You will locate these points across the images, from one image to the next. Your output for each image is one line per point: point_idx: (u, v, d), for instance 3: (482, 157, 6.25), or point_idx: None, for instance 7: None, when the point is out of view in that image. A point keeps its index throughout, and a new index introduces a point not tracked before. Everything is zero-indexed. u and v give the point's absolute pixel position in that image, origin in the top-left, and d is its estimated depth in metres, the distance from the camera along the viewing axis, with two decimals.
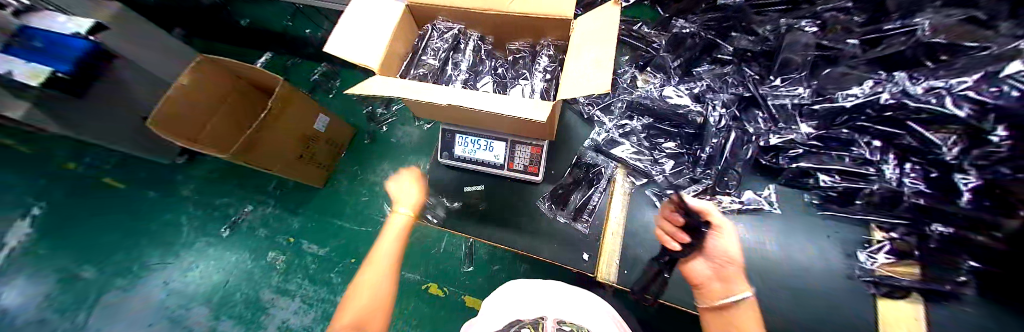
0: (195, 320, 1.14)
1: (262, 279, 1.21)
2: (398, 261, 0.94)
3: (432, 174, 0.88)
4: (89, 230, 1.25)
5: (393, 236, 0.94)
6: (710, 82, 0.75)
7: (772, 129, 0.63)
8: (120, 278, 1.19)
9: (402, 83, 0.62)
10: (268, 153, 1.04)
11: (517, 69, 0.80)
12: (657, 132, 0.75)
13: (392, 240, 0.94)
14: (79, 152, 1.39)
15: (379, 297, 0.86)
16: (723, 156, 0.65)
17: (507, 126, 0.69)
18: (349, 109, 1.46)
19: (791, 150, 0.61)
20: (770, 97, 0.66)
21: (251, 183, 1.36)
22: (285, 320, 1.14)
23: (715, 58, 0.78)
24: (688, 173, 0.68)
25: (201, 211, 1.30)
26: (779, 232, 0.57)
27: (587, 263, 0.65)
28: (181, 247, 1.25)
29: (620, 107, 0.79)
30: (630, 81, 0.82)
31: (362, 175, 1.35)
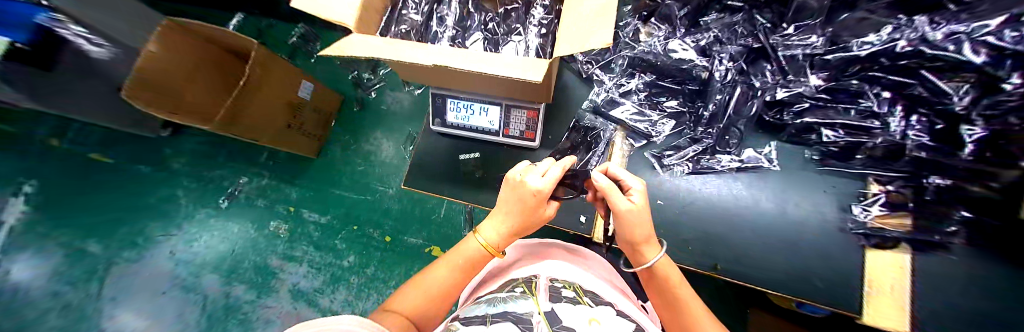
0: (208, 286, 1.18)
1: (268, 246, 1.23)
2: (475, 266, 0.56)
3: (425, 143, 0.86)
4: None
5: (492, 228, 0.54)
6: (718, 33, 0.68)
7: (779, 83, 0.60)
8: (127, 251, 1.23)
9: (381, 43, 0.57)
10: (254, 125, 1.00)
11: (509, 24, 0.75)
12: (658, 90, 0.72)
13: (460, 259, 0.54)
14: None
15: (434, 295, 0.52)
16: (727, 113, 0.62)
17: (498, 89, 0.66)
18: (334, 75, 1.38)
19: (797, 105, 0.59)
20: (782, 48, 0.60)
21: (241, 155, 1.30)
22: (295, 284, 1.19)
23: (724, 5, 0.69)
24: (689, 133, 0.67)
25: (194, 183, 1.27)
26: (777, 189, 0.59)
27: (584, 225, 0.68)
28: (181, 219, 1.24)
29: (621, 64, 0.74)
30: (632, 35, 0.75)
31: (355, 144, 1.32)
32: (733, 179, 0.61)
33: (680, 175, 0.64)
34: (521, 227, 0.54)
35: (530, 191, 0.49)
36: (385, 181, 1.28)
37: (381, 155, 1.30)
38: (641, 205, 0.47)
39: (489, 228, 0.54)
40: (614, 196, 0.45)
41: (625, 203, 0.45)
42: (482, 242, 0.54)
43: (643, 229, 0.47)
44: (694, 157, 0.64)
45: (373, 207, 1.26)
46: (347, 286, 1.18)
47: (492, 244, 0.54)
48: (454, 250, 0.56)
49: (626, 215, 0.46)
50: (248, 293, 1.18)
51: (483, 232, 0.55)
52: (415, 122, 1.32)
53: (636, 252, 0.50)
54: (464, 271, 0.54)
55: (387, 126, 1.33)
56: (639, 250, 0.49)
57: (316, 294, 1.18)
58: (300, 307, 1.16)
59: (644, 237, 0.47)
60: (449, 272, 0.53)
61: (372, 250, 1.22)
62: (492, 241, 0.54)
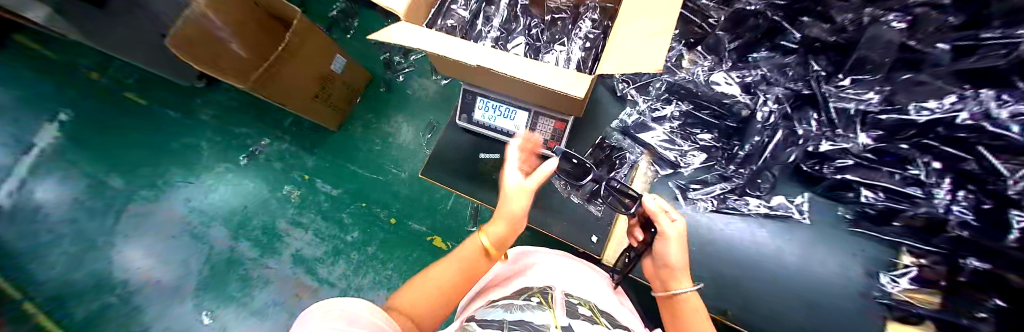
0: (217, 237, 1.21)
1: (280, 209, 1.25)
2: (478, 268, 0.57)
3: (448, 136, 0.86)
4: (113, 140, 1.28)
5: (495, 229, 0.57)
6: (767, 73, 0.68)
7: (825, 134, 0.59)
8: (146, 190, 1.25)
9: (424, 33, 0.57)
10: (285, 89, 1.02)
11: (553, 32, 0.75)
12: (693, 121, 0.71)
13: (461, 260, 0.56)
14: (99, 63, 1.38)
15: (440, 292, 0.52)
16: (763, 155, 0.62)
17: (534, 97, 0.66)
18: (367, 54, 1.40)
19: (839, 160, 0.58)
20: (833, 98, 0.60)
21: (268, 118, 1.33)
22: (298, 250, 1.21)
23: (775, 44, 0.70)
24: (719, 170, 0.67)
25: (220, 137, 1.31)
26: (806, 242, 0.57)
27: (595, 245, 0.68)
28: (201, 168, 1.27)
29: (659, 88, 0.74)
30: (675, 61, 0.76)
31: (376, 124, 1.33)
32: (757, 224, 0.60)
33: (703, 211, 0.63)
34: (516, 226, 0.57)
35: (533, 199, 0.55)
36: (399, 164, 1.29)
37: (399, 138, 1.32)
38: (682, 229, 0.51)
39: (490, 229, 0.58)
40: (663, 216, 0.50)
41: (671, 224, 0.50)
42: (486, 242, 0.56)
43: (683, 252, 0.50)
44: (721, 195, 0.64)
45: (384, 187, 1.27)
46: (347, 260, 1.21)
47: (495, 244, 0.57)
48: (455, 253, 0.58)
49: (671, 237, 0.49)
50: (252, 250, 1.20)
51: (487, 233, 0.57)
52: (438, 112, 1.33)
53: (669, 277, 0.52)
54: (467, 271, 0.55)
55: (409, 111, 1.34)
56: (673, 275, 0.51)
57: (316, 263, 1.20)
58: (299, 272, 1.19)
59: (682, 263, 0.50)
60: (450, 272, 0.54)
61: (376, 229, 1.24)
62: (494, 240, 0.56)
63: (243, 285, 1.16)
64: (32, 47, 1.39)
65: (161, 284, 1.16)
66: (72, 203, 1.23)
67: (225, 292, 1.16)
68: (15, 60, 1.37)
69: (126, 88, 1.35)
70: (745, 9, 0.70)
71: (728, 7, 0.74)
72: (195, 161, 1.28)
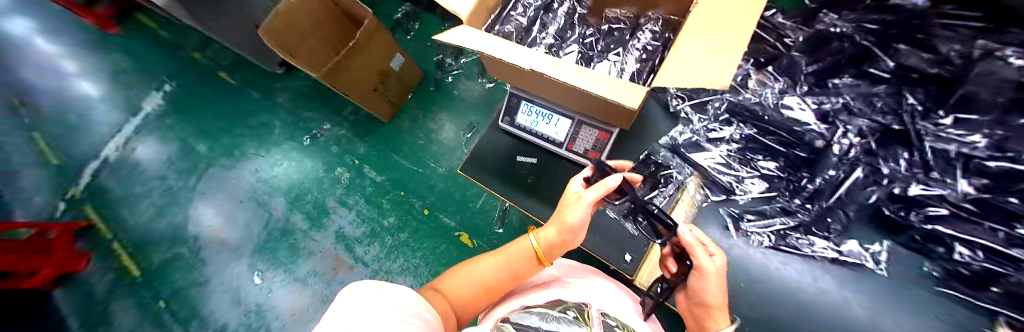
0: (276, 207, 1.34)
1: (329, 188, 1.36)
2: (522, 270, 0.58)
3: (490, 136, 0.89)
4: (205, 112, 1.50)
5: (546, 234, 0.57)
6: (849, 101, 0.63)
7: (917, 176, 0.54)
8: (223, 158, 1.42)
9: (485, 38, 0.60)
10: (350, 80, 1.12)
11: (608, 42, 0.74)
12: (755, 146, 0.67)
13: (508, 257, 0.58)
14: (202, 45, 1.60)
15: (485, 285, 0.55)
16: (837, 193, 0.57)
17: (583, 105, 0.65)
18: (422, 54, 1.49)
19: (931, 208, 0.52)
20: (929, 138, 0.55)
21: (330, 105, 1.47)
22: (341, 228, 1.30)
23: (863, 71, 0.64)
24: (780, 202, 0.61)
25: (289, 119, 1.45)
26: (879, 296, 0.51)
27: (628, 264, 0.66)
28: (271, 144, 1.42)
29: (718, 107, 0.72)
30: (741, 80, 0.74)
31: (422, 119, 1.41)
32: (822, 268, 0.55)
33: (756, 246, 0.59)
34: (568, 235, 0.56)
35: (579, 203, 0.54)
36: (438, 160, 1.35)
37: (441, 135, 1.37)
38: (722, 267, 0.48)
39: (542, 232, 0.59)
40: (700, 253, 0.47)
41: (709, 262, 0.47)
42: (534, 242, 0.58)
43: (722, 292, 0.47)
44: (780, 231, 0.59)
45: (422, 179, 1.33)
46: (381, 244, 1.27)
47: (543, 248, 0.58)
48: (503, 249, 0.60)
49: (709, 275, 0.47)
50: (304, 223, 1.32)
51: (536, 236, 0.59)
52: (480, 113, 1.38)
53: (706, 314, 0.49)
54: (512, 269, 0.57)
55: (454, 111, 1.40)
56: (710, 314, 0.49)
57: (354, 242, 1.28)
58: (339, 248, 1.28)
59: (720, 302, 0.47)
60: (495, 268, 0.56)
61: (410, 219, 1.29)
62: (543, 244, 0.57)
63: (292, 253, 1.28)
64: (152, 28, 1.65)
65: (225, 242, 1.31)
66: (165, 162, 1.43)
67: (276, 258, 1.28)
68: (139, 38, 1.64)
69: (220, 68, 1.56)
70: (829, 31, 0.69)
71: (810, 28, 0.73)
72: (266, 137, 1.44)
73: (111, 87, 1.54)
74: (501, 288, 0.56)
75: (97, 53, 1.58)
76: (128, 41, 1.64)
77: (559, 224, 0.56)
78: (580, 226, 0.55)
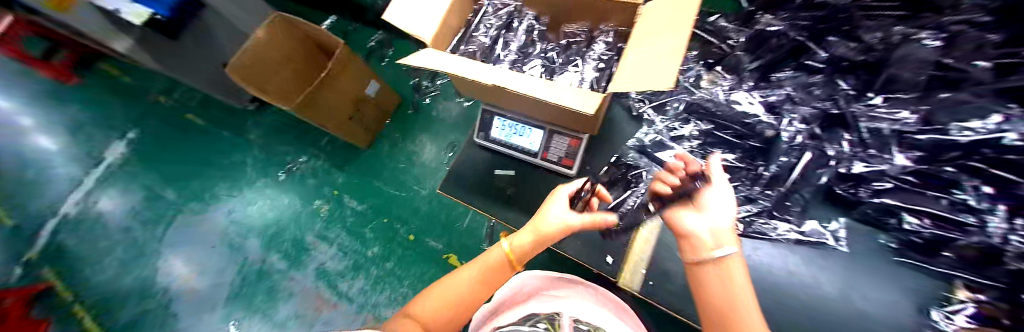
0: (252, 250, 1.28)
1: (309, 222, 1.32)
2: (498, 276, 0.60)
3: (465, 154, 0.90)
4: (174, 156, 1.45)
5: (518, 242, 0.59)
6: (792, 92, 0.67)
7: (858, 155, 0.58)
8: (195, 202, 1.37)
9: (447, 58, 0.62)
10: (325, 113, 1.12)
11: (568, 55, 0.78)
12: (714, 141, 0.71)
13: (481, 268, 0.59)
14: (169, 88, 1.57)
15: (459, 304, 0.56)
16: (792, 177, 0.60)
17: (549, 115, 0.68)
18: (397, 80, 1.51)
19: (877, 183, 0.55)
20: (864, 119, 0.59)
21: (307, 137, 1.45)
22: (323, 263, 1.26)
23: (800, 64, 0.70)
24: (744, 190, 0.64)
25: (264, 155, 1.42)
26: (843, 271, 0.54)
27: (610, 267, 0.66)
28: (245, 182, 1.38)
29: (676, 108, 0.77)
30: (693, 81, 0.79)
31: (402, 143, 1.41)
32: (790, 251, 0.57)
33: None
34: (541, 242, 0.58)
35: (562, 224, 0.57)
36: (420, 182, 1.34)
37: (422, 157, 1.38)
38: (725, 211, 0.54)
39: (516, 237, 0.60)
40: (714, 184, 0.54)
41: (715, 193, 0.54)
42: (505, 249, 0.59)
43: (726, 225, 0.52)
44: (746, 218, 0.61)
45: (405, 204, 1.31)
46: (366, 276, 1.23)
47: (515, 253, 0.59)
48: (477, 260, 0.61)
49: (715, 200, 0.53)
50: (281, 263, 1.27)
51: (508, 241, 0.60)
52: (459, 132, 1.39)
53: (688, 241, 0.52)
54: (486, 279, 0.58)
55: (433, 132, 1.40)
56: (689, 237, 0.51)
57: (338, 277, 1.24)
58: (321, 286, 1.23)
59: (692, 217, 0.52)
60: (470, 281, 0.57)
61: (395, 246, 1.26)
62: (515, 249, 0.59)
63: (271, 297, 1.22)
64: (117, 74, 1.61)
65: (198, 291, 1.24)
66: (130, 212, 1.36)
67: (253, 302, 1.22)
68: (101, 85, 1.59)
69: (189, 110, 1.52)
70: (766, 30, 0.74)
71: (749, 28, 0.79)
72: (240, 176, 1.39)
73: (72, 139, 1.48)
74: (477, 300, 0.58)
75: (59, 105, 1.54)
76: (90, 89, 1.59)
77: (532, 233, 0.58)
78: (554, 230, 0.57)
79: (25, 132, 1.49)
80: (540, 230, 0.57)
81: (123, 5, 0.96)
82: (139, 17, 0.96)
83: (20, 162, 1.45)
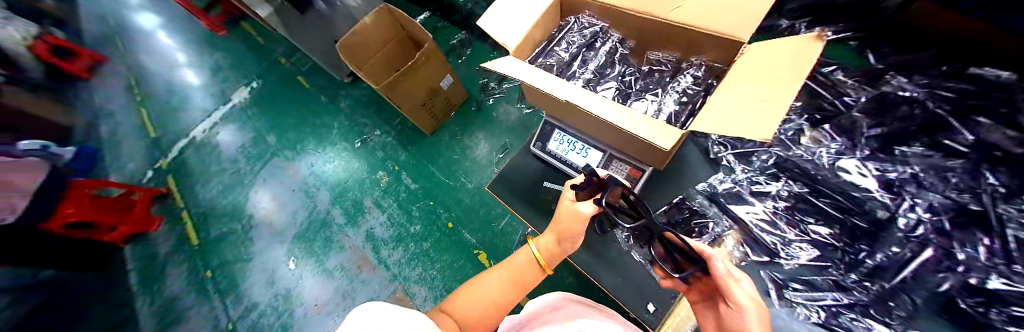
0: (319, 201, 1.46)
1: (368, 188, 1.46)
2: (525, 278, 0.68)
3: (520, 160, 0.92)
4: (277, 108, 1.71)
5: (544, 243, 0.68)
6: (918, 172, 0.56)
7: (993, 267, 0.46)
8: (285, 150, 1.60)
9: (529, 69, 0.65)
10: (404, 95, 1.24)
11: (647, 82, 0.77)
12: (807, 207, 0.64)
13: (511, 271, 0.67)
14: (286, 52, 1.87)
15: (494, 300, 0.64)
16: (901, 274, 0.53)
17: (617, 141, 0.67)
18: (469, 77, 1.60)
19: (1018, 308, 0.43)
20: (1017, 224, 0.46)
21: (382, 114, 1.61)
22: (371, 228, 1.38)
23: (935, 140, 0.56)
24: (831, 273, 0.59)
25: (345, 123, 1.61)
26: None
27: (650, 314, 0.64)
28: (327, 143, 1.57)
29: (765, 161, 0.72)
30: (793, 136, 0.74)
31: (461, 136, 1.49)
32: None
33: (801, 319, 0.60)
34: (564, 241, 0.66)
35: (575, 212, 0.62)
36: (468, 175, 1.41)
37: (475, 152, 1.44)
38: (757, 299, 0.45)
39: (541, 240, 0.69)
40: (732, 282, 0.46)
41: (742, 295, 0.45)
42: (535, 251, 0.68)
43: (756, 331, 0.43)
44: (831, 308, 0.58)
45: (451, 192, 1.39)
46: (404, 249, 1.32)
47: (542, 255, 0.68)
48: (508, 262, 0.70)
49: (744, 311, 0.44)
50: (340, 218, 1.42)
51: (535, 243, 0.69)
52: (515, 136, 1.43)
53: None
54: (515, 280, 0.67)
55: (491, 131, 1.47)
56: None
57: (381, 243, 1.35)
58: (366, 247, 1.35)
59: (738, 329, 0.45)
60: (501, 282, 0.65)
61: (434, 230, 1.33)
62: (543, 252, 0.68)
63: (326, 245, 1.37)
64: (251, 34, 1.95)
65: (274, 226, 1.44)
66: (238, 147, 1.63)
67: (311, 248, 1.37)
68: (238, 41, 1.94)
69: (297, 73, 1.79)
70: (894, 94, 0.61)
71: (874, 87, 0.66)
72: (323, 136, 1.60)
73: (210, 80, 1.83)
74: (507, 300, 0.65)
75: (207, 52, 1.92)
76: (229, 43, 1.94)
77: (552, 234, 0.67)
78: (576, 233, 0.63)
79: (181, 69, 1.88)
80: (563, 234, 0.65)
81: None
82: None
83: (171, 91, 1.82)
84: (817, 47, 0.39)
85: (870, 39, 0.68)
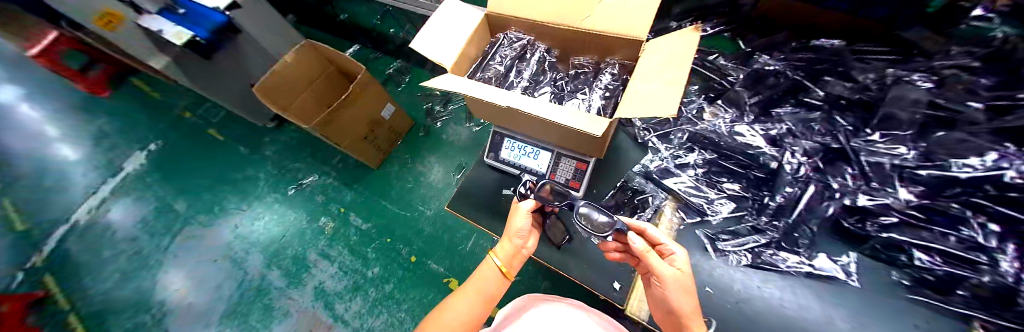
0: (252, 264, 1.28)
1: (311, 239, 1.32)
2: (492, 292, 0.64)
3: (475, 174, 0.91)
4: (189, 169, 1.50)
5: (504, 253, 0.66)
6: (792, 126, 0.71)
7: (862, 188, 0.60)
8: (203, 214, 1.39)
9: (462, 80, 0.64)
10: (339, 131, 1.16)
11: (576, 83, 0.82)
12: (719, 170, 0.73)
13: (478, 290, 0.63)
14: (195, 105, 1.66)
15: (463, 326, 0.59)
16: (797, 208, 0.62)
17: (556, 137, 0.69)
18: (412, 103, 1.58)
19: (883, 217, 0.57)
20: (864, 153, 0.62)
21: (320, 155, 1.50)
22: (321, 282, 1.24)
23: (800, 100, 0.74)
24: (751, 221, 0.66)
25: (276, 172, 1.46)
26: (857, 310, 0.53)
27: (617, 293, 0.65)
28: (254, 197, 1.40)
29: (681, 137, 0.80)
30: (696, 113, 0.83)
31: (411, 164, 1.44)
32: (801, 284, 0.57)
33: (735, 265, 0.61)
34: (520, 242, 0.66)
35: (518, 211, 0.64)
36: (426, 202, 1.35)
37: (429, 177, 1.40)
38: (681, 268, 0.53)
39: (501, 250, 0.66)
40: (652, 256, 0.52)
41: (666, 268, 0.52)
42: (498, 262, 0.65)
43: (687, 299, 0.51)
44: (755, 249, 0.62)
45: (409, 223, 1.31)
46: (364, 296, 1.20)
47: (505, 264, 0.65)
48: (472, 281, 0.65)
49: (670, 281, 0.51)
50: (280, 279, 1.25)
51: (496, 254, 0.66)
52: (467, 154, 1.42)
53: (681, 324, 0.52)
54: (482, 299, 0.62)
55: (442, 154, 1.44)
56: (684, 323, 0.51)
57: (335, 298, 1.21)
58: (317, 306, 1.20)
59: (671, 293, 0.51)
60: (469, 304, 0.61)
61: (396, 268, 1.24)
62: (505, 261, 0.65)
63: (266, 314, 1.20)
64: (145, 90, 1.72)
65: (193, 307, 1.21)
66: (137, 223, 1.38)
67: (247, 322, 1.19)
68: (129, 100, 1.69)
69: (211, 126, 1.60)
70: (764, 69, 0.79)
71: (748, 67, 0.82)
72: (249, 190, 1.42)
73: (95, 149, 1.54)
74: (477, 320, 0.61)
75: (86, 117, 1.63)
76: (117, 103, 1.68)
77: (509, 242, 0.65)
78: (526, 232, 0.66)
79: (52, 142, 1.57)
80: (515, 238, 0.65)
81: (166, 28, 1.02)
82: (179, 37, 1.01)
83: (42, 171, 1.50)
84: (696, 37, 0.47)
85: (736, 29, 0.88)
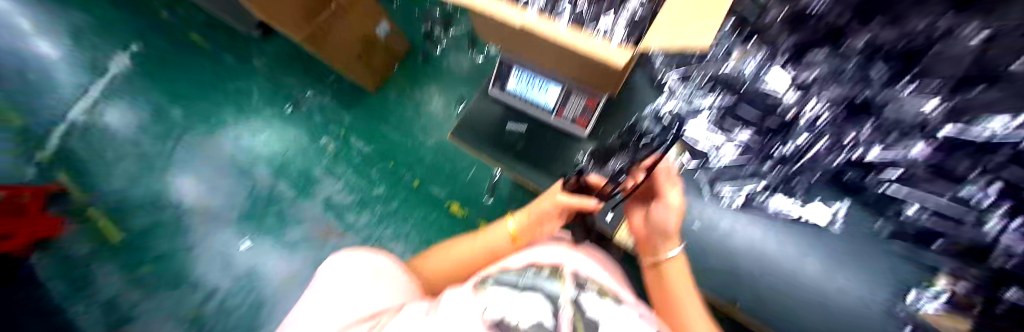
0: (258, 175, 1.31)
1: (316, 157, 1.33)
2: (500, 255, 0.61)
3: (480, 104, 0.88)
4: (181, 75, 1.43)
5: (523, 220, 0.65)
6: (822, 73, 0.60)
7: (876, 139, 0.58)
8: (200, 123, 1.37)
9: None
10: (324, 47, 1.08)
11: (599, 6, 0.73)
12: (735, 116, 0.72)
13: (482, 243, 0.63)
14: (173, 3, 1.51)
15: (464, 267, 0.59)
16: (801, 159, 0.66)
17: (571, 72, 0.62)
18: (410, 23, 1.44)
19: (891, 169, 0.59)
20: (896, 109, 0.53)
21: (315, 72, 1.42)
22: (329, 196, 1.29)
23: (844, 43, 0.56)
24: (752, 166, 0.72)
25: (270, 86, 1.40)
26: (817, 245, 0.68)
27: (609, 222, 0.74)
28: (252, 111, 1.37)
29: (700, 77, 0.76)
30: (722, 53, 0.72)
31: (411, 90, 1.38)
32: (776, 224, 0.71)
33: (726, 207, 0.74)
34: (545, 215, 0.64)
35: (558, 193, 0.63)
36: (428, 132, 1.34)
37: (431, 106, 1.35)
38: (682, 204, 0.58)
39: (518, 218, 0.66)
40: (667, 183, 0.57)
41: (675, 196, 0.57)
42: (510, 227, 0.64)
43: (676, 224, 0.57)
44: (751, 193, 0.73)
45: (411, 150, 1.32)
46: (371, 211, 1.27)
47: (516, 232, 0.64)
48: (482, 233, 0.65)
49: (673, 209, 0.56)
50: (288, 190, 1.30)
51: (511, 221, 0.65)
52: (470, 85, 1.35)
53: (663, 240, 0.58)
54: (487, 256, 0.61)
55: (444, 81, 1.37)
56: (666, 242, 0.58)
57: (344, 210, 1.27)
58: (329, 216, 1.27)
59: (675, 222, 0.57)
60: (468, 251, 0.62)
61: (399, 189, 1.29)
62: (519, 227, 0.65)
63: (280, 220, 1.27)
64: None
65: (208, 207, 1.28)
66: (137, 126, 1.37)
67: (261, 226, 1.27)
68: None
69: (192, 29, 1.47)
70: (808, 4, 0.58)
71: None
72: (246, 103, 1.38)
73: (73, 46, 1.44)
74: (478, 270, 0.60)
75: (56, 6, 1.50)
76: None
77: (531, 213, 0.65)
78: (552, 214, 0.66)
79: (23, 31, 1.45)
80: (538, 209, 0.65)
81: None
82: None
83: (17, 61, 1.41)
84: None
85: None
